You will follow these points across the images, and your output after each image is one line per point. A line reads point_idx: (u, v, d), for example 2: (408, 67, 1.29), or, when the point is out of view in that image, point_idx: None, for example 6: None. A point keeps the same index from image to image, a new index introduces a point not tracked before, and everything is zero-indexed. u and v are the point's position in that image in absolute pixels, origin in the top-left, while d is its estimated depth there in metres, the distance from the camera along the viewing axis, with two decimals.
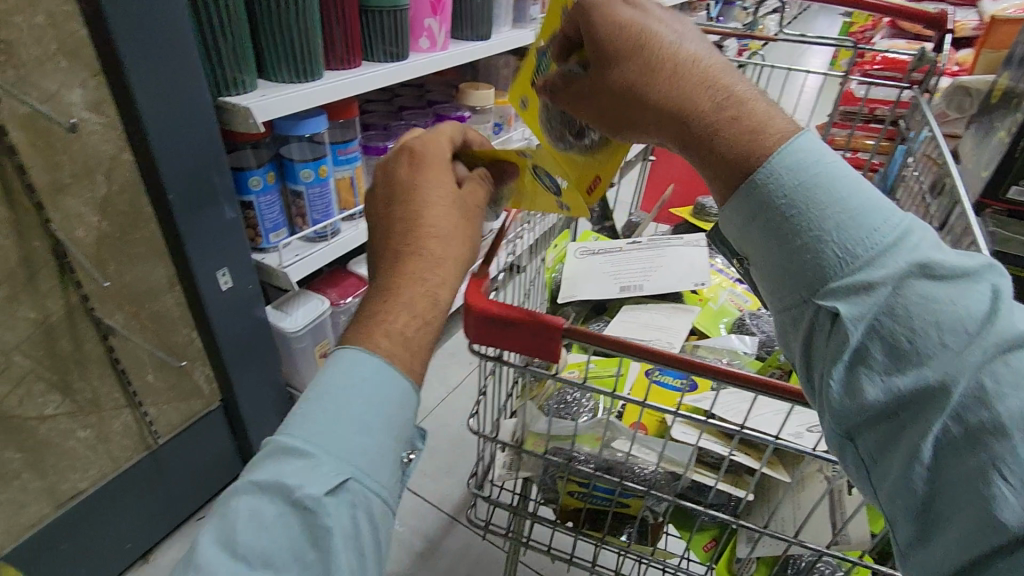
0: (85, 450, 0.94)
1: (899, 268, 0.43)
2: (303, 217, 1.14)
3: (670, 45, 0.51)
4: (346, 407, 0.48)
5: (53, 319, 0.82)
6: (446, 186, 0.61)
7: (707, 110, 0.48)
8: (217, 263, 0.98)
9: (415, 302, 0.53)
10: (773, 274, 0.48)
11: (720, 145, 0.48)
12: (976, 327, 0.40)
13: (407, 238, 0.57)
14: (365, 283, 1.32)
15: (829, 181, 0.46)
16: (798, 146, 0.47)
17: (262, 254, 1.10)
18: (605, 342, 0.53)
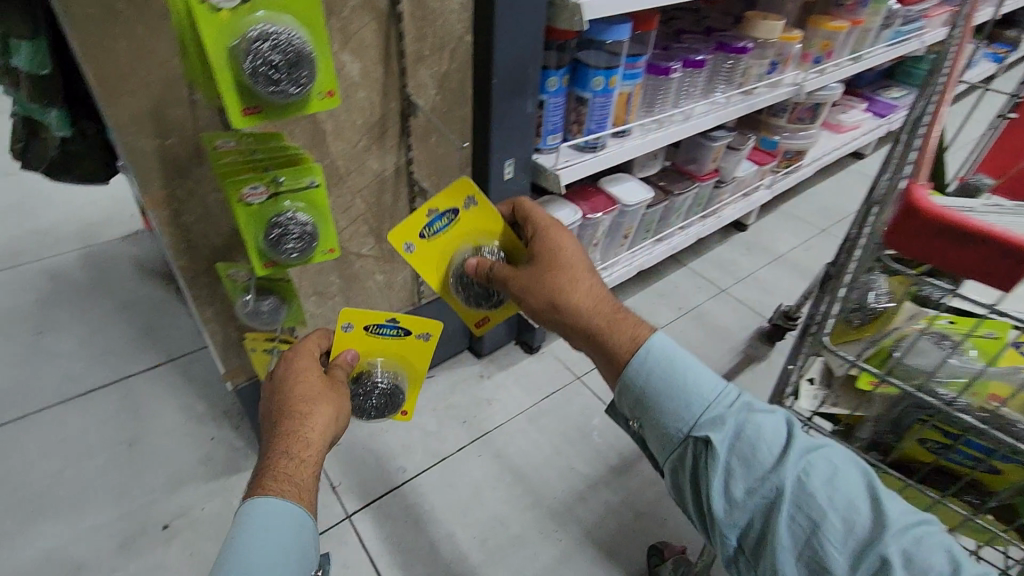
0: (377, 291, 1.10)
1: (729, 439, 0.58)
2: (580, 125, 1.17)
3: (573, 262, 0.73)
4: (268, 534, 0.54)
5: (385, 173, 0.96)
6: (316, 380, 0.68)
7: (598, 318, 0.69)
8: (507, 154, 1.06)
9: (308, 448, 0.62)
10: (657, 439, 0.63)
11: (608, 338, 0.67)
12: (781, 453, 0.56)
13: (302, 416, 0.64)
14: (614, 203, 1.29)
15: (685, 373, 0.63)
16: (655, 344, 0.64)
17: (539, 154, 1.15)
18: None
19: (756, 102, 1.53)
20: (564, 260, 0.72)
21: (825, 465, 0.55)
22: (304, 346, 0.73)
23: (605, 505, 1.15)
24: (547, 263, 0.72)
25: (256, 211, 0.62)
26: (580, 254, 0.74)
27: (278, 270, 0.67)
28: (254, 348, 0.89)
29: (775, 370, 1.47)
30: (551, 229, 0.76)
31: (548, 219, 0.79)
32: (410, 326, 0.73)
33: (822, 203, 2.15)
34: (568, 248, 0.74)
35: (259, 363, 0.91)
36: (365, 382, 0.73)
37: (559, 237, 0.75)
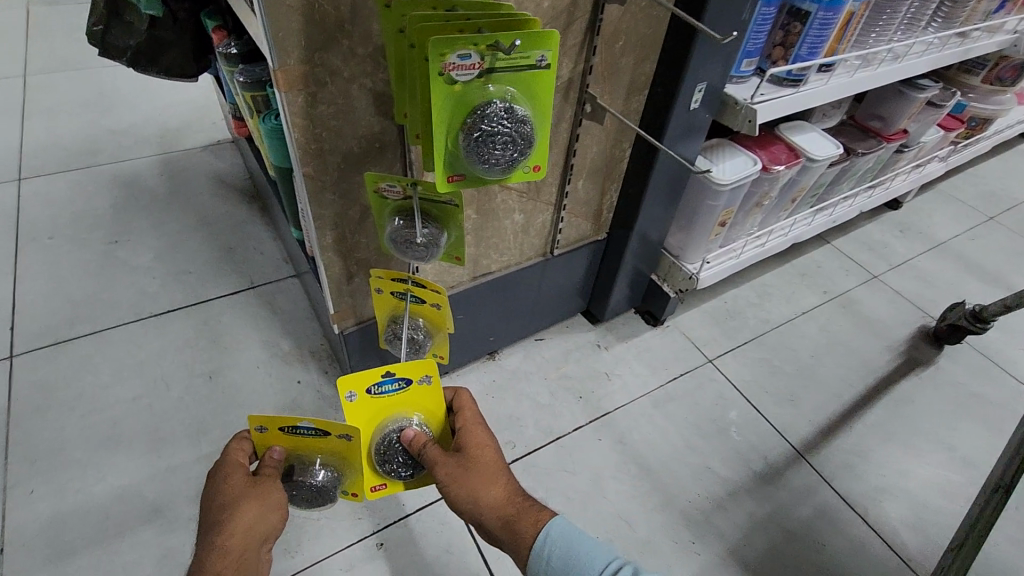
0: (511, 235, 0.91)
1: None
2: (785, 49, 0.91)
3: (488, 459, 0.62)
4: None
5: (556, 84, 0.74)
6: (243, 480, 0.58)
7: (506, 510, 0.60)
8: (701, 77, 0.83)
9: (229, 556, 0.53)
10: None
11: (514, 525, 0.59)
12: None
13: (224, 531, 0.55)
14: (797, 155, 1.04)
15: (581, 556, 0.57)
16: (554, 533, 0.58)
17: (728, 82, 0.91)
18: None
19: (971, 48, 1.23)
20: (479, 462, 0.61)
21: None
22: (232, 457, 0.60)
23: (749, 517, 0.97)
24: (462, 462, 0.60)
25: (459, 94, 0.43)
26: (497, 454, 0.63)
27: (464, 185, 0.49)
28: (380, 288, 0.68)
29: (947, 378, 1.22)
30: (473, 431, 0.63)
31: (478, 419, 0.65)
32: (323, 425, 0.56)
33: (988, 186, 1.82)
34: (484, 446, 0.62)
35: (382, 307, 0.70)
36: (301, 476, 0.59)
37: (476, 433, 0.63)
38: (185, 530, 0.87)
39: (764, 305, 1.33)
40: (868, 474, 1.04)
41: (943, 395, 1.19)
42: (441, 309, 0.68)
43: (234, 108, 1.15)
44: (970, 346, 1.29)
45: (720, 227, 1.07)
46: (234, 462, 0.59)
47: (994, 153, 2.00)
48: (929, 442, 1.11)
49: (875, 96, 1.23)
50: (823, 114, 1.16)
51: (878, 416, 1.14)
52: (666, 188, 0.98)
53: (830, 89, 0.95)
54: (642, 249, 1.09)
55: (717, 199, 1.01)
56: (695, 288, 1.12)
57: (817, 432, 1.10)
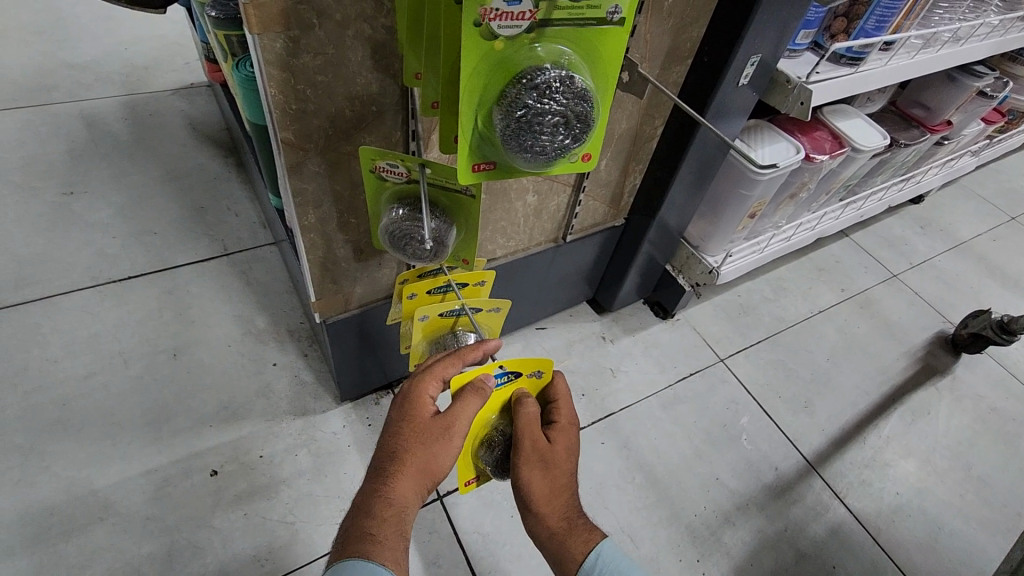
0: (523, 218, 0.80)
1: None
2: (848, 21, 0.79)
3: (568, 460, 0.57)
4: None
5: None
6: (421, 422, 0.52)
7: (557, 524, 0.55)
8: (755, 49, 0.71)
9: (393, 505, 0.48)
10: None
11: (562, 538, 0.55)
12: None
13: (394, 473, 0.49)
14: (842, 143, 0.94)
15: None
16: (605, 562, 0.54)
17: (781, 57, 0.80)
18: None
19: None
20: (557, 464, 0.55)
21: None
22: (430, 375, 0.54)
23: (758, 535, 0.90)
24: (541, 458, 0.54)
25: (500, 54, 0.31)
26: (572, 461, 0.58)
27: (492, 175, 0.38)
28: (414, 293, 0.58)
29: (964, 390, 1.16)
30: (565, 428, 0.58)
31: (572, 419, 0.59)
32: (519, 369, 0.57)
33: (1010, 184, 1.74)
34: (570, 453, 0.57)
35: (423, 334, 0.59)
36: (491, 435, 0.57)
37: (562, 431, 0.57)
38: (139, 532, 0.78)
39: (779, 301, 1.25)
40: (882, 491, 0.99)
41: (960, 408, 1.13)
42: (486, 283, 0.60)
43: (207, 49, 1.00)
44: (988, 356, 1.24)
45: (748, 219, 0.98)
46: (411, 400, 0.53)
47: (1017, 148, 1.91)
48: (944, 458, 1.05)
49: (922, 80, 1.12)
50: (866, 99, 1.05)
51: (893, 428, 1.08)
52: (697, 173, 0.87)
53: (889, 72, 0.85)
54: (661, 239, 0.99)
55: (751, 189, 0.91)
56: (714, 283, 1.02)
57: (830, 442, 1.04)
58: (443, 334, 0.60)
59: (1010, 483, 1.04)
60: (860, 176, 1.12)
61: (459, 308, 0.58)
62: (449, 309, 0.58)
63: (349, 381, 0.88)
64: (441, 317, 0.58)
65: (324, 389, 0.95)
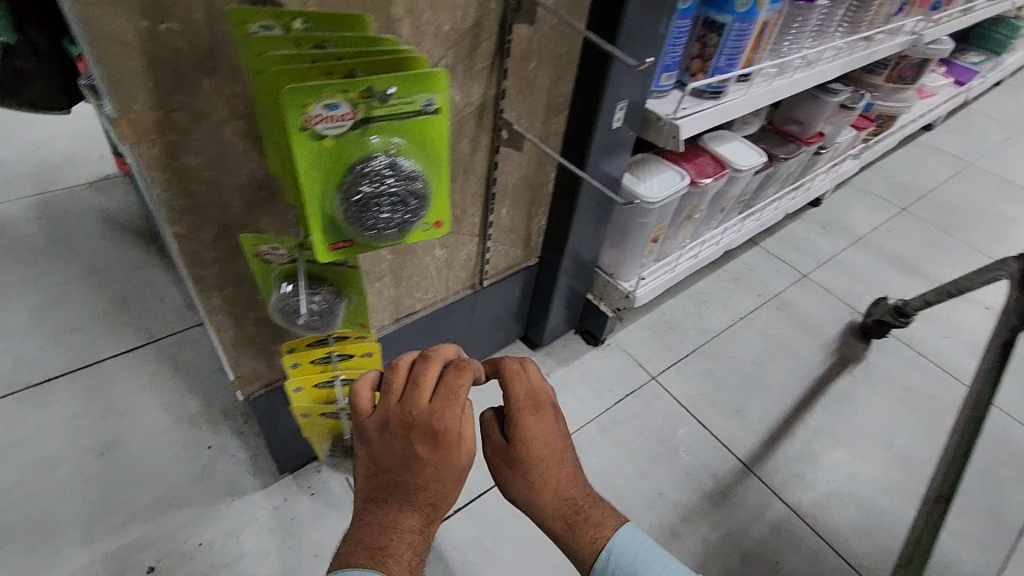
0: (434, 271, 0.84)
1: None
2: (703, 61, 0.89)
3: (551, 451, 0.53)
4: None
5: (467, 112, 0.68)
6: (444, 450, 0.46)
7: (564, 521, 0.54)
8: (622, 95, 0.79)
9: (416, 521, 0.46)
10: None
11: (572, 533, 0.54)
12: None
13: (408, 512, 0.46)
14: (723, 166, 1.03)
15: (654, 572, 0.53)
16: (623, 553, 0.54)
17: (650, 98, 0.88)
18: None
19: (876, 52, 1.26)
20: (552, 463, 0.53)
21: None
22: (447, 391, 0.47)
23: (704, 542, 0.94)
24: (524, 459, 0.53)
25: (330, 151, 0.35)
26: (573, 454, 0.55)
27: (352, 252, 0.41)
28: (297, 363, 0.58)
29: (878, 374, 1.25)
30: (558, 424, 0.54)
31: (566, 411, 0.56)
32: None
33: (897, 179, 1.91)
34: (553, 438, 0.54)
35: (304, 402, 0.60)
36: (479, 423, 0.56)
37: (531, 416, 0.53)
38: None
39: (701, 314, 1.33)
40: (814, 481, 1.04)
41: (877, 391, 1.22)
42: (374, 358, 0.60)
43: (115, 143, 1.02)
44: (896, 340, 1.34)
45: (652, 244, 1.05)
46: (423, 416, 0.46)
47: (899, 146, 2.11)
48: (868, 441, 1.12)
49: (791, 101, 1.24)
50: (743, 123, 1.16)
51: (818, 420, 1.15)
52: (595, 208, 0.94)
53: (750, 100, 0.95)
54: (576, 271, 1.04)
55: (647, 216, 0.98)
56: (632, 306, 1.08)
57: (762, 442, 1.09)
58: (324, 404, 0.61)
59: (929, 455, 1.12)
60: (752, 191, 1.22)
61: (334, 380, 0.59)
62: (323, 382, 0.59)
63: (286, 453, 0.88)
64: (317, 389, 0.59)
65: (264, 464, 0.94)
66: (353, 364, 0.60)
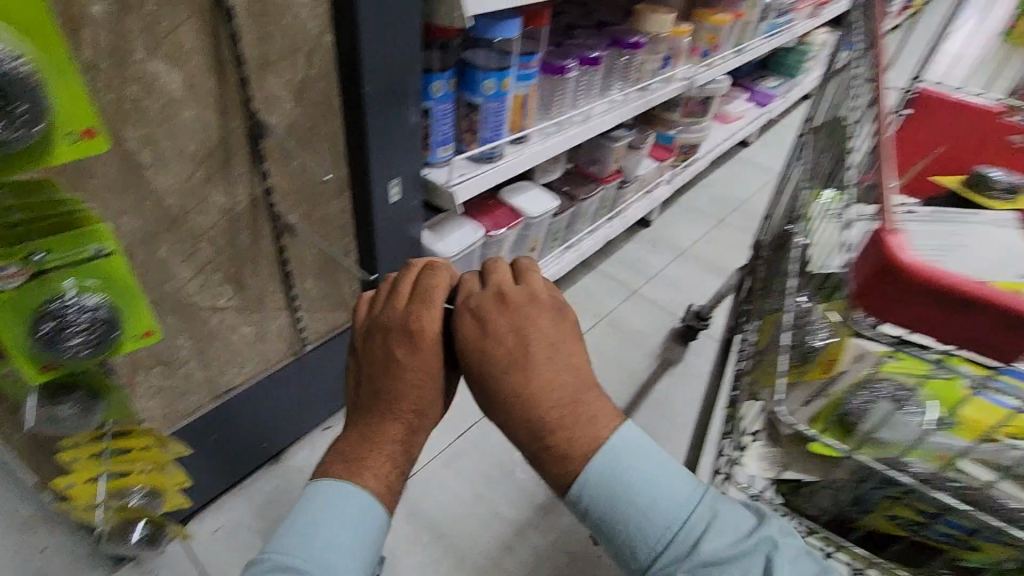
0: (245, 347, 0.91)
1: (699, 538, 0.48)
2: (473, 133, 1.04)
3: (508, 355, 0.54)
4: (325, 515, 0.53)
5: (238, 209, 0.77)
6: (417, 348, 0.57)
7: (549, 428, 0.51)
8: (392, 173, 0.91)
9: (398, 410, 0.57)
10: (631, 554, 0.50)
11: (561, 444, 0.51)
12: (732, 538, 0.48)
13: (392, 410, 0.57)
14: (518, 215, 1.19)
15: (665, 482, 0.51)
16: (625, 461, 0.51)
17: (428, 169, 1.01)
18: (939, 281, 0.39)
19: (652, 98, 1.48)
20: (532, 357, 0.53)
21: (772, 543, 0.47)
22: (426, 297, 0.59)
23: (537, 550, 1.05)
24: (507, 361, 0.53)
25: (9, 301, 0.46)
26: (557, 346, 0.56)
27: (60, 372, 0.52)
28: (70, 460, 0.69)
29: (693, 372, 1.44)
30: (538, 313, 0.57)
31: (554, 308, 0.58)
32: (137, 505, 0.79)
33: (718, 193, 2.19)
34: (512, 341, 0.54)
35: (80, 493, 0.72)
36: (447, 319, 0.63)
37: (515, 311, 0.56)
38: None
39: None
40: None
41: (692, 387, 1.40)
42: (151, 450, 0.75)
43: None
44: (710, 339, 1.54)
45: None
46: (397, 321, 0.58)
47: (721, 163, 2.41)
48: (683, 433, 1.29)
49: (587, 147, 1.44)
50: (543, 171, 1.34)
51: (641, 421, 1.31)
52: (400, 267, 1.05)
53: (525, 158, 1.11)
54: None
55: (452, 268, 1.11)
56: None
57: None
58: (92, 499, 0.74)
59: None
60: (563, 228, 1.40)
61: (104, 476, 0.72)
62: (96, 478, 0.72)
63: None
64: (87, 483, 0.72)
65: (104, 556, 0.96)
66: (128, 459, 0.73)
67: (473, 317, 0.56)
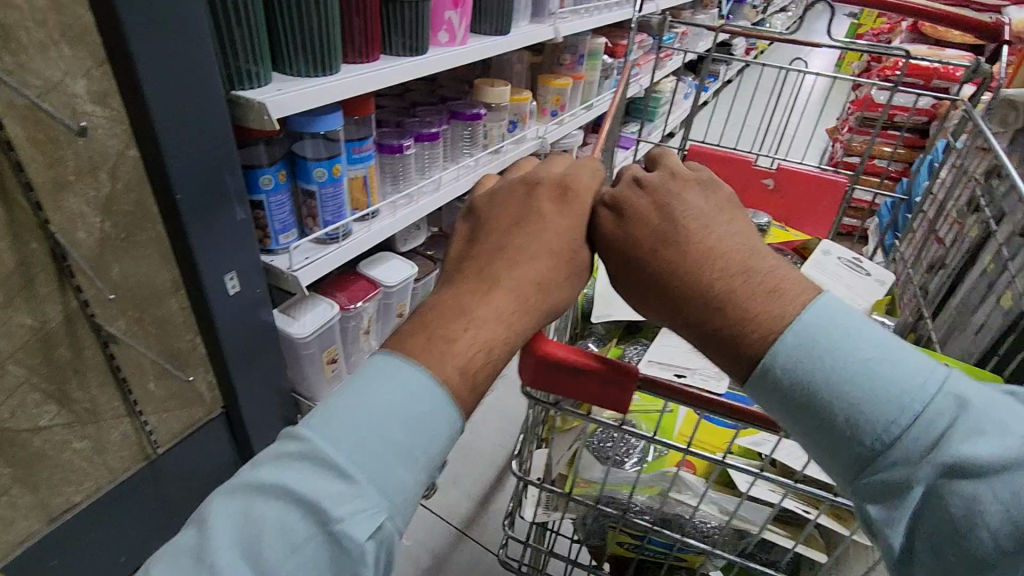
0: (81, 462, 0.89)
1: (950, 411, 0.44)
2: (314, 218, 1.09)
3: (699, 247, 0.55)
4: (380, 403, 0.45)
5: (52, 325, 0.77)
6: (542, 211, 0.62)
7: (717, 293, 0.52)
8: (226, 267, 0.94)
9: (476, 284, 0.54)
10: (833, 447, 0.47)
11: (732, 301, 0.51)
12: (915, 412, 0.45)
13: (470, 274, 0.56)
14: (375, 286, 1.25)
15: (850, 338, 0.48)
16: (802, 326, 0.49)
17: (269, 257, 1.04)
18: (578, 366, 0.58)
19: (504, 159, 1.61)
20: (705, 231, 0.56)
21: (960, 396, 0.45)
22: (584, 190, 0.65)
23: None
24: (656, 233, 0.58)
25: None
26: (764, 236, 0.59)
27: None
28: None
29: None
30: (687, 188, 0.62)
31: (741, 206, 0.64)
32: None
33: None
34: (659, 217, 0.59)
35: None
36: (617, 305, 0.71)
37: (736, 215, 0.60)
38: None
39: None
40: None
41: None
42: None
43: None
44: None
45: (331, 364, 1.22)
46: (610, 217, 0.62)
47: None
48: None
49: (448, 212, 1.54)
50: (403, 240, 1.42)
51: None
52: (254, 354, 1.07)
53: (372, 234, 1.18)
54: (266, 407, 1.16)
55: (310, 347, 1.15)
56: None
57: (477, 503, 1.26)
58: None
59: None
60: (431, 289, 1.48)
61: None
62: None
63: None
64: None
65: None
66: None
67: (631, 202, 0.61)
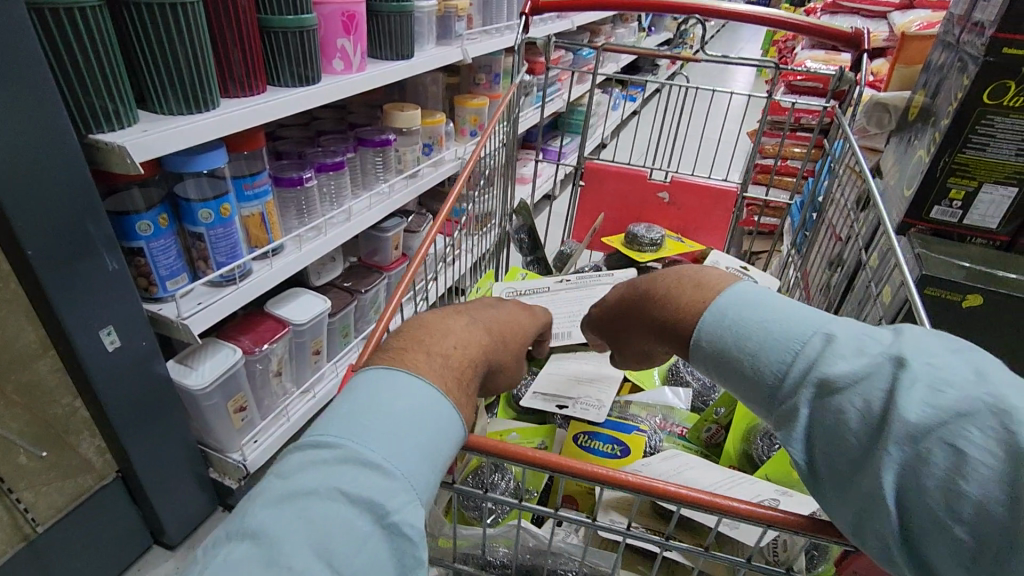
0: None
1: (818, 345, 0.43)
2: (206, 260, 1.03)
3: (650, 276, 0.58)
4: (391, 404, 0.40)
5: None
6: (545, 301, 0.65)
7: (658, 300, 0.54)
8: (102, 321, 0.87)
9: (463, 316, 0.51)
10: (748, 395, 0.47)
11: (669, 304, 0.54)
12: (796, 353, 0.44)
13: (461, 311, 0.53)
14: (284, 325, 1.20)
15: (746, 304, 0.49)
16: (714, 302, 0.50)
17: (154, 305, 0.97)
18: (507, 453, 0.47)
19: (422, 183, 1.58)
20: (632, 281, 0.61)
21: (833, 335, 0.43)
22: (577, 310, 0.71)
23: None
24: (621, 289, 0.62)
25: None
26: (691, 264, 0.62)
27: None
28: None
29: None
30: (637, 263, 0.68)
31: None
32: None
33: None
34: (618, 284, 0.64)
35: None
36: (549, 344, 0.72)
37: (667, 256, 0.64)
38: None
39: None
40: None
41: None
42: None
43: None
44: None
45: (241, 412, 1.15)
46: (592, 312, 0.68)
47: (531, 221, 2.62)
48: None
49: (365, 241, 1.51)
50: (315, 273, 1.37)
51: None
52: (148, 412, 0.99)
53: (274, 271, 1.12)
54: (170, 466, 1.08)
55: (211, 398, 1.08)
56: (247, 472, 1.16)
57: None
58: None
59: None
60: (349, 322, 1.44)
61: None
62: None
63: None
64: None
65: None
66: None
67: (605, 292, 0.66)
